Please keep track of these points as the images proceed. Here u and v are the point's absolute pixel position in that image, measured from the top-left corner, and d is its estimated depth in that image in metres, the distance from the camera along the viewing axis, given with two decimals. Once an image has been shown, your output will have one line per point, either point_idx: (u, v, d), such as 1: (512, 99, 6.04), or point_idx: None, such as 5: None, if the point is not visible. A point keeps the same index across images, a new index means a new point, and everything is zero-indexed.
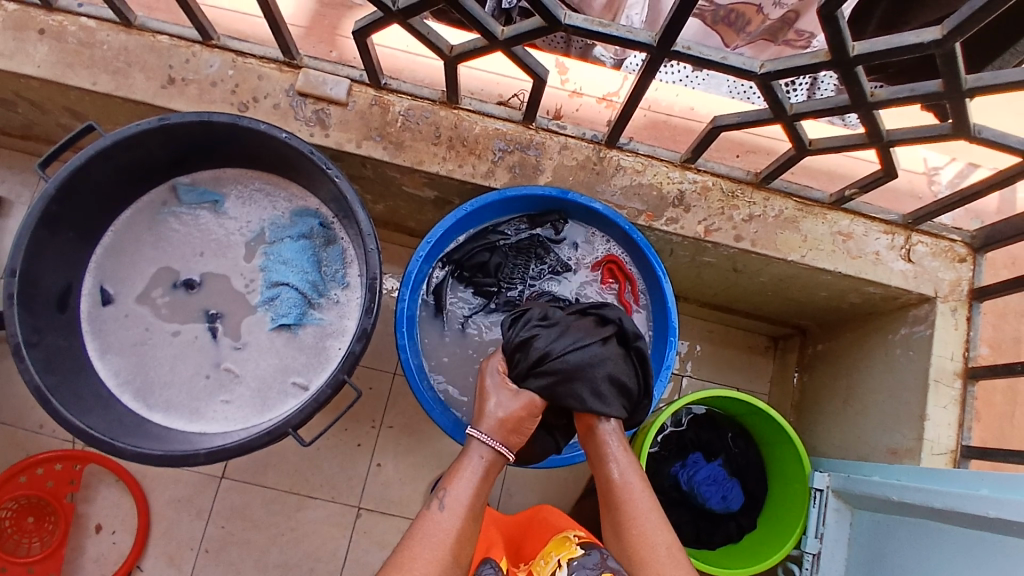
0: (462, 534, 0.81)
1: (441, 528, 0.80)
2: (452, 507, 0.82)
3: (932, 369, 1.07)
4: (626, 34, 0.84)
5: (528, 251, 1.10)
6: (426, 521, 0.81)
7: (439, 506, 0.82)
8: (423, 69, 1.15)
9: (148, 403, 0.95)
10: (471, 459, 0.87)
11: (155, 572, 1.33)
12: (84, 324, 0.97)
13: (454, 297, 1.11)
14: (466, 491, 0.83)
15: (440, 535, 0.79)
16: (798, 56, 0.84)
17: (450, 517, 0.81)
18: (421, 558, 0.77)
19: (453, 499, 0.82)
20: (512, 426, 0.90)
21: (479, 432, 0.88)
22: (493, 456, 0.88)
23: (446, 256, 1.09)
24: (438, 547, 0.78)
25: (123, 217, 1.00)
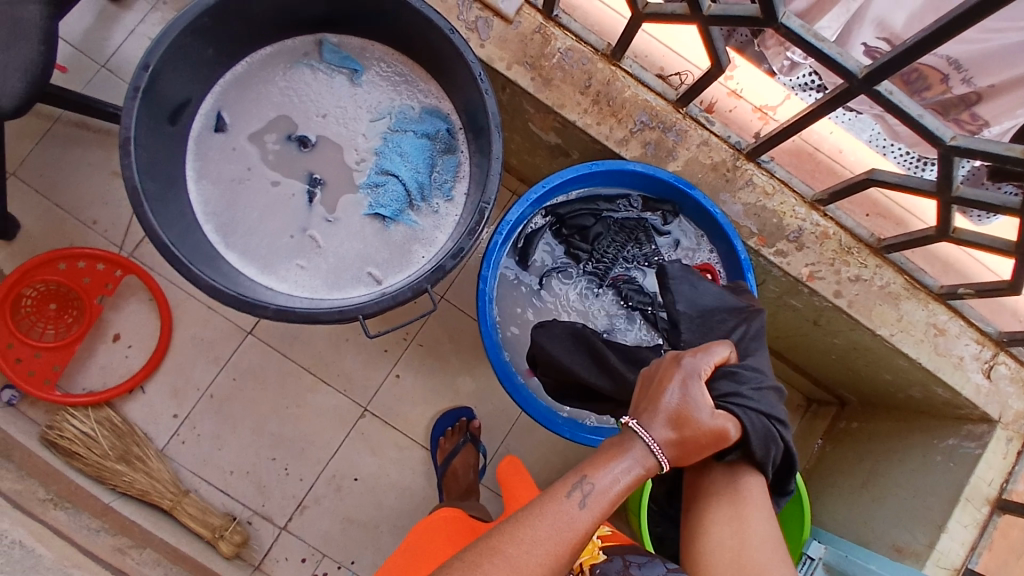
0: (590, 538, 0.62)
1: (573, 522, 0.62)
2: (593, 506, 0.62)
3: (967, 486, 1.05)
4: (836, 54, 0.82)
5: (630, 231, 1.10)
6: (558, 508, 0.62)
7: (578, 500, 0.62)
8: (596, 15, 1.09)
9: (227, 240, 0.94)
10: (626, 460, 0.65)
11: (157, 398, 1.34)
12: (191, 142, 0.95)
13: (544, 247, 1.11)
14: (615, 486, 0.64)
15: (567, 532, 0.61)
16: (992, 142, 0.81)
17: (585, 518, 0.62)
18: (540, 545, 0.60)
19: (597, 495, 0.63)
20: (689, 442, 0.67)
21: (646, 432, 0.65)
22: (648, 464, 0.65)
23: (551, 208, 1.10)
24: (558, 546, 0.61)
25: (262, 53, 0.98)
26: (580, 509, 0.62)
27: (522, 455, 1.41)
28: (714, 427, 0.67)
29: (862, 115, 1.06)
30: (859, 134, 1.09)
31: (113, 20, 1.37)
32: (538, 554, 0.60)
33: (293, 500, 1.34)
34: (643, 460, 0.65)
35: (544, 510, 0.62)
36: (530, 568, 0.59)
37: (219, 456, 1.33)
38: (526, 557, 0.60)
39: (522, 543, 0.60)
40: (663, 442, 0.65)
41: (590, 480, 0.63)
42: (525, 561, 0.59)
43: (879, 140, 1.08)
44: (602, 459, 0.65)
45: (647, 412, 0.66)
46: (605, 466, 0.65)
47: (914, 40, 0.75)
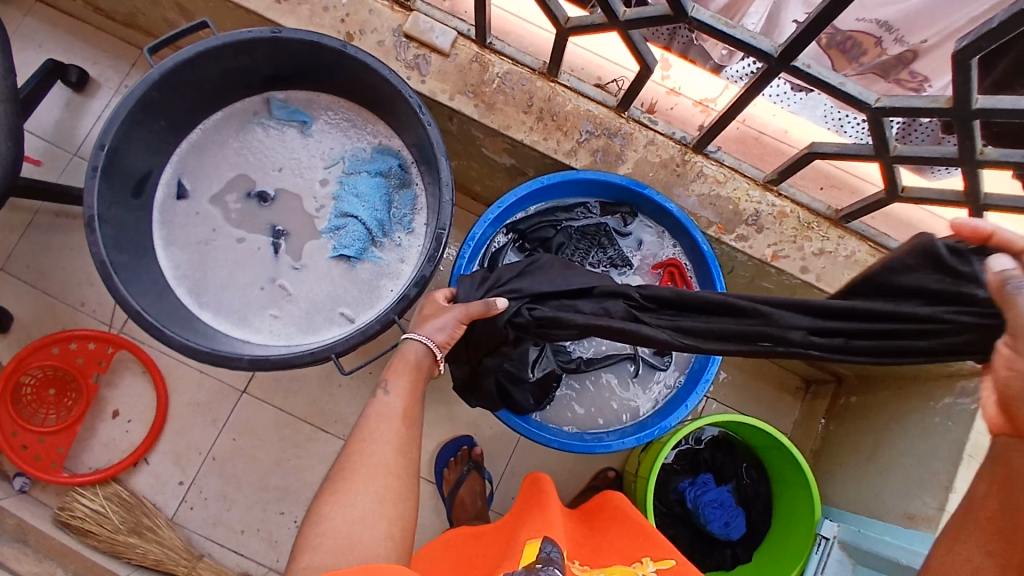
0: (406, 412, 0.84)
1: (388, 411, 0.83)
2: (394, 390, 0.85)
3: (969, 444, 1.04)
4: (751, 39, 0.85)
5: (592, 237, 1.12)
6: (375, 408, 0.84)
7: (384, 394, 0.85)
8: (530, 37, 1.13)
9: (200, 300, 0.97)
10: (406, 370, 0.88)
11: (161, 468, 1.36)
12: (156, 212, 0.99)
13: (510, 264, 1.13)
14: (404, 376, 0.87)
15: (388, 413, 0.83)
16: (916, 98, 0.83)
17: (393, 401, 0.84)
18: (379, 446, 0.79)
19: (395, 384, 0.85)
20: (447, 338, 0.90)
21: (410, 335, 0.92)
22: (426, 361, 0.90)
23: (512, 225, 1.12)
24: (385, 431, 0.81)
25: (214, 118, 1.02)
26: (386, 400, 0.84)
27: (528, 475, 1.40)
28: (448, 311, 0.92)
29: (812, 95, 1.15)
30: (813, 113, 1.17)
31: (80, 110, 1.43)
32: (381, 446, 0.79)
33: None
34: (416, 368, 0.88)
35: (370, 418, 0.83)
36: (381, 456, 0.78)
37: (228, 516, 1.34)
38: (375, 451, 0.78)
39: (370, 446, 0.79)
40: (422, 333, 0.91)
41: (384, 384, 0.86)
42: (376, 460, 0.77)
43: (832, 116, 1.16)
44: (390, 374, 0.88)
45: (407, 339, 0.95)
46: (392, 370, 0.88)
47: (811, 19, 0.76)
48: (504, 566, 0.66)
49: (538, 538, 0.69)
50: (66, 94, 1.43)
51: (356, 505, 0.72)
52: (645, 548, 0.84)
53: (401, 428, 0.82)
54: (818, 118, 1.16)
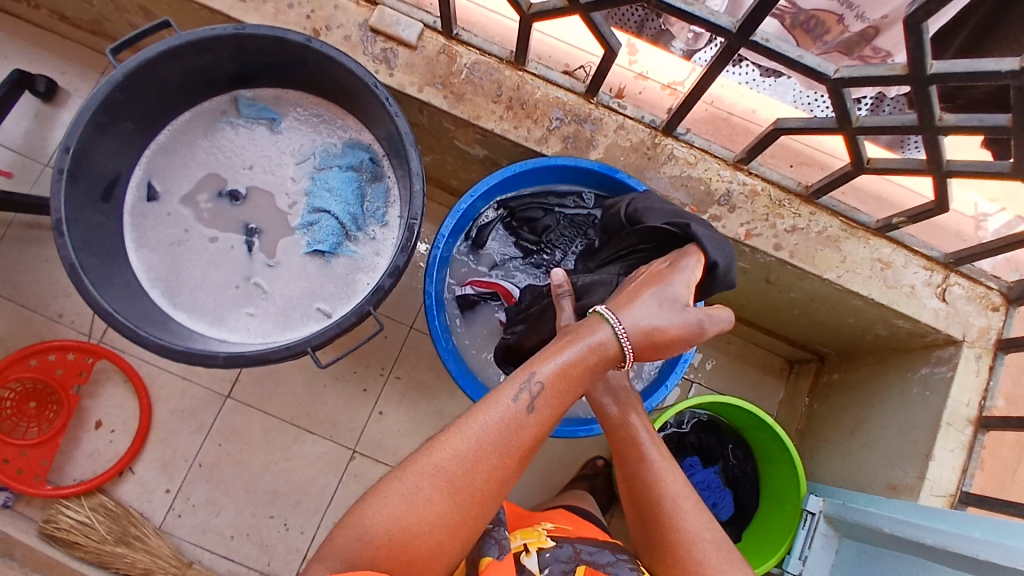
0: (537, 442, 0.70)
1: (520, 433, 0.69)
2: (539, 413, 0.69)
3: (946, 411, 1.05)
4: (708, 15, 0.85)
5: (580, 227, 1.14)
6: (504, 411, 0.69)
7: (524, 403, 0.69)
8: (495, 27, 1.14)
9: (174, 301, 0.97)
10: (586, 356, 0.72)
11: (146, 477, 1.35)
12: (126, 215, 0.99)
13: (495, 240, 1.18)
14: (563, 393, 0.70)
15: (513, 441, 0.68)
16: (875, 67, 0.84)
17: (533, 425, 0.69)
18: (486, 456, 0.67)
19: (542, 401, 0.69)
20: (658, 345, 0.74)
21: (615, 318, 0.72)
22: (610, 358, 0.73)
23: (502, 201, 1.14)
24: (508, 447, 0.68)
25: (182, 119, 1.02)
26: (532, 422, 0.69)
27: None
28: (686, 325, 0.75)
29: (782, 79, 1.15)
30: (783, 98, 1.16)
31: (50, 120, 1.42)
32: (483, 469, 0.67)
33: (298, 553, 1.33)
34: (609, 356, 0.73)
35: (489, 420, 0.68)
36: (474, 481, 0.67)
37: (217, 523, 1.33)
38: (473, 471, 0.67)
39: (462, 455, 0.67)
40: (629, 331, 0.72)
41: (533, 379, 0.70)
42: (478, 474, 0.67)
43: (804, 98, 1.15)
44: (548, 359, 0.71)
45: (620, 304, 0.74)
46: (548, 364, 0.70)
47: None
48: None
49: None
50: (35, 105, 1.42)
51: (406, 504, 0.65)
52: (558, 517, 1.01)
53: (523, 456, 0.69)
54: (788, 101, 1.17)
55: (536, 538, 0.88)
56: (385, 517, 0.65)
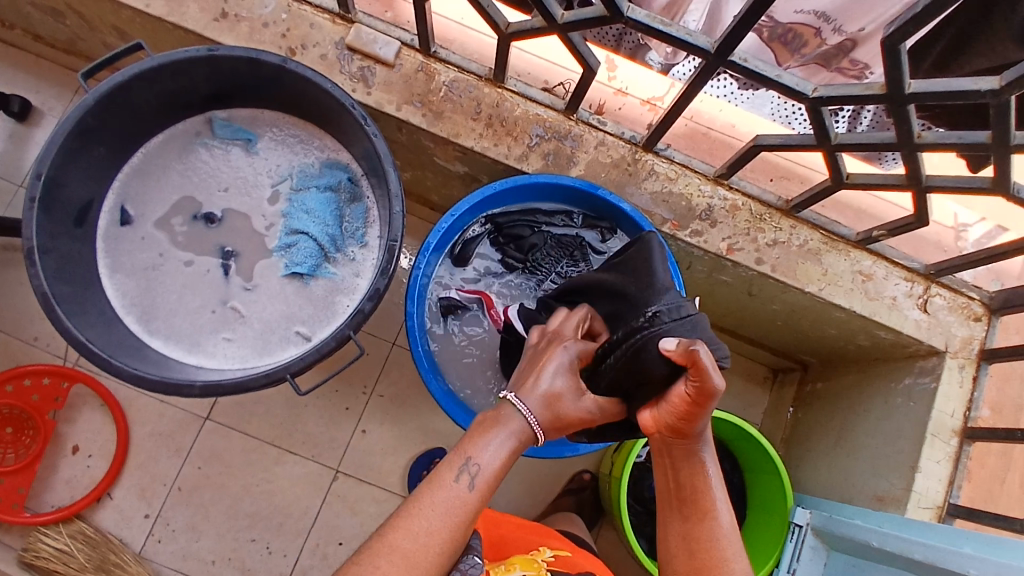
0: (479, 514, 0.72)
1: (462, 508, 0.70)
2: (480, 487, 0.71)
3: (930, 423, 1.05)
4: (686, 36, 0.85)
5: (567, 248, 1.13)
6: (448, 492, 0.70)
7: (466, 482, 0.71)
8: (473, 43, 1.14)
9: (149, 327, 0.95)
10: (511, 438, 0.74)
11: (125, 503, 1.32)
12: (99, 240, 0.97)
13: (480, 254, 1.16)
14: (503, 464, 0.73)
15: (458, 513, 0.70)
16: (852, 86, 0.84)
17: (475, 500, 0.71)
18: (439, 532, 0.69)
19: (482, 476, 0.71)
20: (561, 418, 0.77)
21: (523, 407, 0.74)
22: (526, 438, 0.75)
23: (489, 217, 1.14)
24: (452, 522, 0.70)
25: (156, 141, 1.00)
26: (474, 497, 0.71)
27: (502, 485, 1.38)
28: (584, 413, 0.78)
29: (759, 92, 1.15)
30: (761, 111, 1.17)
31: (23, 140, 1.39)
32: (432, 545, 0.68)
33: None
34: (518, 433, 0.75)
35: (436, 501, 0.70)
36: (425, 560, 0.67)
37: (197, 548, 1.31)
38: (422, 549, 0.67)
39: (415, 536, 0.67)
40: (535, 412, 0.75)
41: (470, 462, 0.71)
42: (428, 554, 0.68)
43: (782, 111, 1.16)
44: (479, 438, 0.73)
45: (525, 388, 0.76)
46: (483, 444, 0.73)
47: (740, 16, 0.77)
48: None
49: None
50: (8, 125, 1.40)
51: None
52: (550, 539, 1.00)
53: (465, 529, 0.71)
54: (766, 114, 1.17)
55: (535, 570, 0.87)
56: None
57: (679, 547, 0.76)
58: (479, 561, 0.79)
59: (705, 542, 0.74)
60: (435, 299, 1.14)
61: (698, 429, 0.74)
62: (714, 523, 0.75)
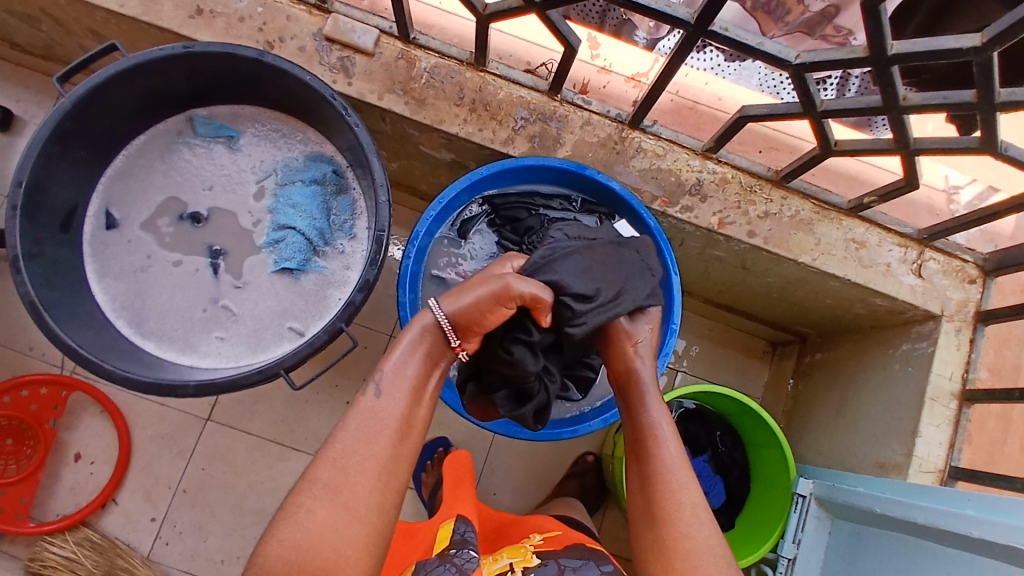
0: (403, 424, 0.72)
1: (379, 416, 0.71)
2: (388, 393, 0.72)
3: (929, 387, 1.05)
4: (665, 8, 0.84)
5: None
6: (360, 407, 0.71)
7: (375, 394, 0.72)
8: (453, 27, 1.13)
9: (141, 330, 0.96)
10: (420, 341, 0.77)
11: (131, 506, 1.32)
12: (86, 245, 0.97)
13: (479, 235, 1.16)
14: (410, 374, 0.75)
15: (379, 427, 0.70)
16: (836, 50, 0.83)
17: (388, 407, 0.71)
18: (360, 454, 0.68)
19: (390, 385, 0.73)
20: (480, 323, 0.79)
21: (437, 307, 0.78)
22: (439, 343, 0.79)
23: (486, 197, 1.13)
24: (375, 435, 0.70)
25: (137, 142, 1.00)
26: (386, 403, 0.72)
27: (507, 470, 1.38)
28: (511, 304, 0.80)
29: (746, 63, 1.15)
30: (749, 82, 1.16)
31: (6, 149, 1.38)
32: (355, 466, 0.67)
33: None
34: (439, 345, 0.79)
35: (357, 422, 0.70)
36: (353, 484, 0.67)
37: (206, 547, 1.31)
38: (346, 475, 0.67)
39: (336, 465, 0.67)
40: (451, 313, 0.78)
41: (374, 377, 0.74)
42: (355, 472, 0.67)
43: (770, 82, 1.15)
44: (388, 352, 0.76)
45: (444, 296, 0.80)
46: (389, 354, 0.76)
47: None
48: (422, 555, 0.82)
49: (452, 522, 0.85)
50: None
51: (324, 516, 0.64)
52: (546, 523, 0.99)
53: (399, 440, 0.71)
54: (754, 86, 1.16)
55: (521, 556, 0.86)
56: (295, 532, 0.64)
57: (640, 484, 0.80)
58: (474, 555, 0.77)
59: (656, 479, 0.78)
60: (430, 277, 1.13)
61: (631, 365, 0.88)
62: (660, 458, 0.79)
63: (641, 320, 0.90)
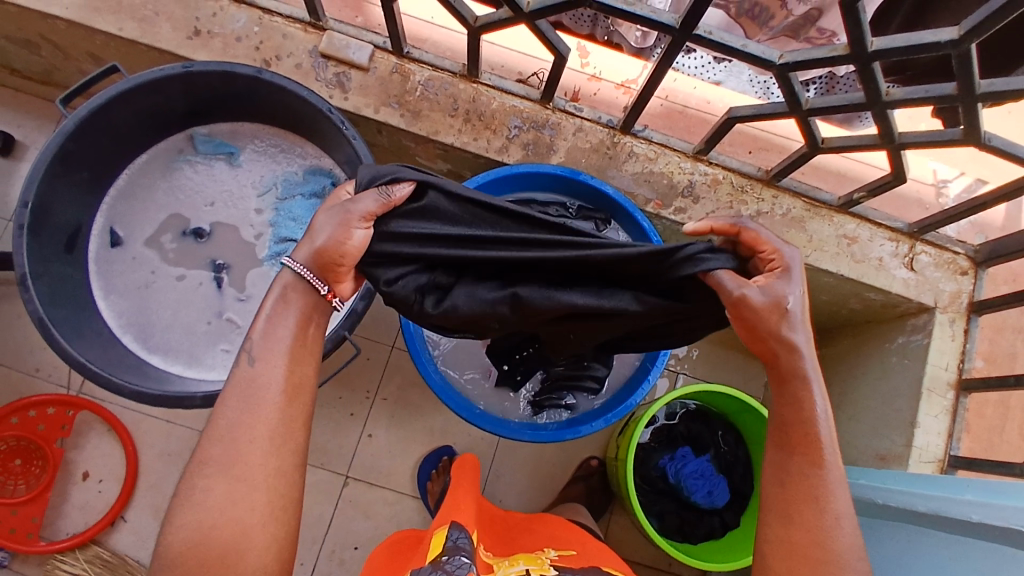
0: (288, 388, 0.66)
1: (261, 383, 0.65)
2: (261, 358, 0.66)
3: (926, 378, 1.06)
4: (650, 14, 0.86)
5: None
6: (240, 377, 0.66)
7: (251, 359, 0.66)
8: (444, 40, 1.16)
9: (147, 345, 0.98)
10: (290, 300, 0.68)
11: (139, 524, 1.33)
12: (92, 264, 0.99)
13: None
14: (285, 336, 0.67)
15: (263, 393, 0.65)
16: (818, 49, 0.85)
17: (268, 372, 0.65)
18: (249, 424, 0.63)
19: (262, 349, 0.66)
20: (339, 263, 0.68)
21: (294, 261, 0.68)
22: (310, 297, 0.69)
23: None
24: (260, 402, 0.64)
25: (139, 161, 1.02)
26: (262, 369, 0.65)
27: (512, 477, 1.39)
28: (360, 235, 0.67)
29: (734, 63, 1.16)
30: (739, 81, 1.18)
31: (8, 173, 1.40)
32: (239, 433, 0.63)
33: None
34: (307, 301, 0.69)
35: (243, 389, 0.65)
36: (241, 458, 0.62)
37: None
38: (235, 448, 0.62)
39: (223, 440, 0.63)
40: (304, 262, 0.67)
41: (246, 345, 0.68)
42: (244, 445, 0.62)
43: (758, 80, 1.18)
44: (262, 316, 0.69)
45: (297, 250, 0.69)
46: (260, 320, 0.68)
47: None
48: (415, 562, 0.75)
49: (445, 529, 0.79)
50: None
51: (220, 493, 0.61)
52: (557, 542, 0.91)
53: (287, 402, 0.66)
54: (743, 83, 1.18)
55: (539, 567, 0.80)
56: (195, 511, 0.61)
57: (780, 480, 0.69)
58: (468, 561, 0.71)
59: (809, 484, 0.67)
60: None
61: (792, 345, 0.67)
62: (820, 460, 0.67)
63: (799, 286, 0.67)
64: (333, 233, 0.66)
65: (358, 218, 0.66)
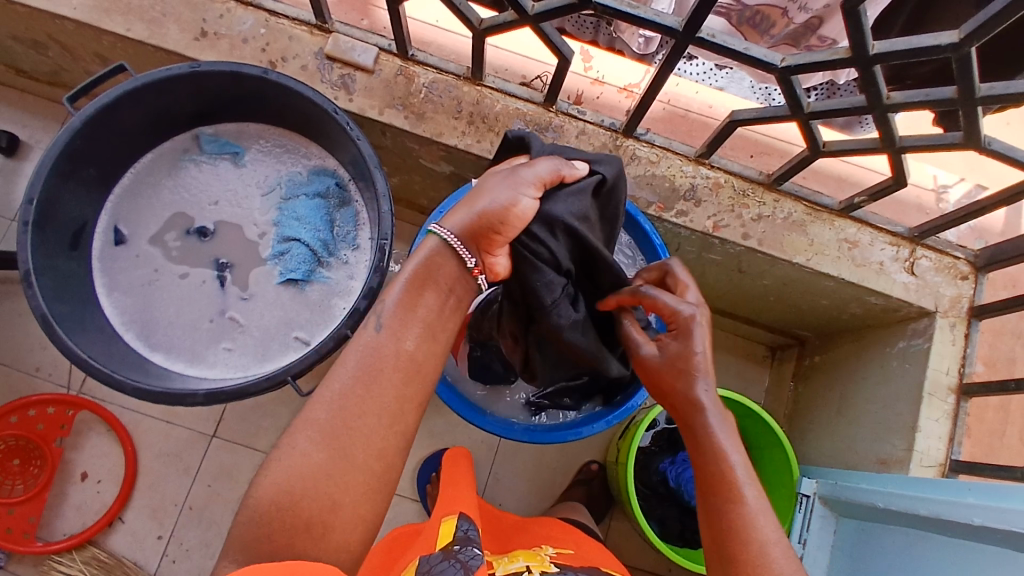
0: (405, 359, 0.68)
1: (385, 352, 0.68)
2: (390, 325, 0.68)
3: (927, 382, 1.06)
4: (654, 17, 0.87)
5: None
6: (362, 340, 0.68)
7: (376, 325, 0.69)
8: (449, 44, 1.18)
9: (149, 343, 0.98)
10: (425, 273, 0.71)
11: (137, 525, 1.32)
12: (95, 262, 0.99)
13: None
14: (422, 303, 0.70)
15: (381, 360, 0.67)
16: (819, 53, 0.86)
17: (389, 339, 0.68)
18: (354, 394, 0.66)
19: (389, 316, 0.69)
20: (499, 234, 0.71)
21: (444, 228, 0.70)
22: (455, 264, 0.72)
23: None
24: (375, 372, 0.67)
25: (145, 160, 1.03)
26: (389, 337, 0.68)
27: (512, 480, 1.38)
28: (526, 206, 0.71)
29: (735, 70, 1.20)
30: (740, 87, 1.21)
31: (12, 173, 1.41)
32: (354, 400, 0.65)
33: None
34: (454, 271, 0.72)
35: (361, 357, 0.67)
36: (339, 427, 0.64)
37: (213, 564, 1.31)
38: (343, 418, 0.64)
39: (332, 408, 0.65)
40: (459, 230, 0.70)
41: (379, 310, 0.70)
42: (358, 412, 0.65)
43: (758, 87, 1.22)
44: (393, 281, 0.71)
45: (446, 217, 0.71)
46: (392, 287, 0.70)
47: None
48: (422, 549, 0.75)
49: (454, 519, 0.79)
50: None
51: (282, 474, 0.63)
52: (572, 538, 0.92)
53: (362, 382, 0.66)
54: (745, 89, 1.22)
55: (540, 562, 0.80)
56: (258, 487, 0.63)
57: (707, 526, 0.69)
58: (478, 553, 0.71)
59: (725, 520, 0.67)
60: None
61: (693, 393, 0.73)
62: (734, 496, 0.68)
63: (699, 338, 0.74)
64: (505, 197, 0.70)
65: (528, 184, 0.71)
